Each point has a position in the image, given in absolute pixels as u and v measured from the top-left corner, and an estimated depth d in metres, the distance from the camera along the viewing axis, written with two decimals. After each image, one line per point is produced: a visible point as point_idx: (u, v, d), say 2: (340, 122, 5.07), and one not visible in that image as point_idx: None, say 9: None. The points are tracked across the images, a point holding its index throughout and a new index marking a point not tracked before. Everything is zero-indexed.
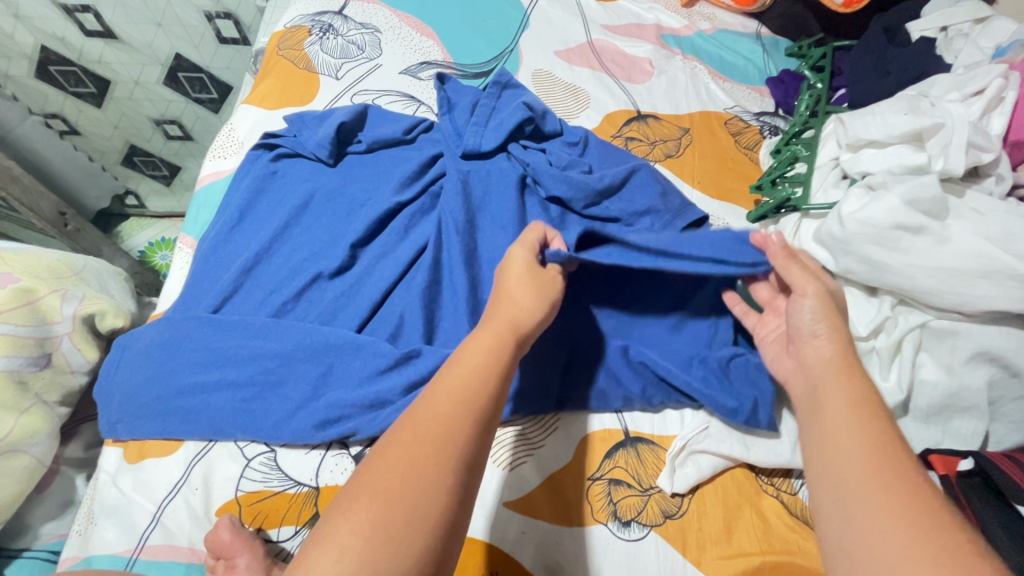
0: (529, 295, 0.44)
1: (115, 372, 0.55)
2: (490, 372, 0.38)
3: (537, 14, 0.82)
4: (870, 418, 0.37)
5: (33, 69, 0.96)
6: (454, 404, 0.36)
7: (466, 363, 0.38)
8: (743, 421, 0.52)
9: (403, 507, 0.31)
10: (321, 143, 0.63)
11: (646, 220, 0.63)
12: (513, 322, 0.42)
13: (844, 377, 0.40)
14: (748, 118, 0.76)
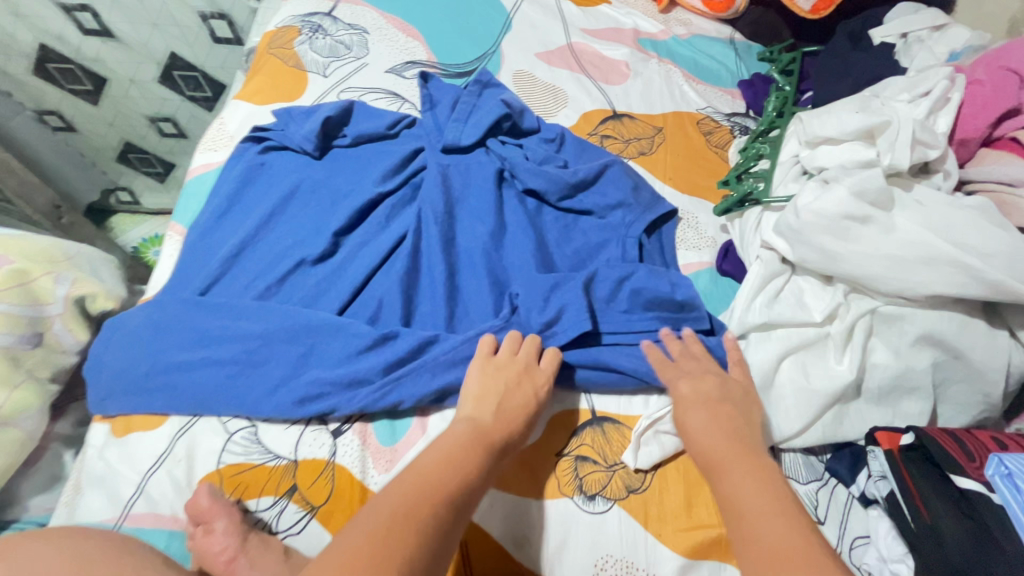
0: (523, 414, 0.49)
1: (106, 351, 0.57)
2: (456, 465, 0.43)
3: (520, 18, 0.86)
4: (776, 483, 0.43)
5: (31, 67, 0.98)
6: (431, 496, 0.40)
7: (442, 460, 0.43)
8: None
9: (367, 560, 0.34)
10: (306, 136, 0.66)
11: (618, 213, 0.66)
12: (486, 430, 0.47)
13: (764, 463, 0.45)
14: (719, 118, 0.79)
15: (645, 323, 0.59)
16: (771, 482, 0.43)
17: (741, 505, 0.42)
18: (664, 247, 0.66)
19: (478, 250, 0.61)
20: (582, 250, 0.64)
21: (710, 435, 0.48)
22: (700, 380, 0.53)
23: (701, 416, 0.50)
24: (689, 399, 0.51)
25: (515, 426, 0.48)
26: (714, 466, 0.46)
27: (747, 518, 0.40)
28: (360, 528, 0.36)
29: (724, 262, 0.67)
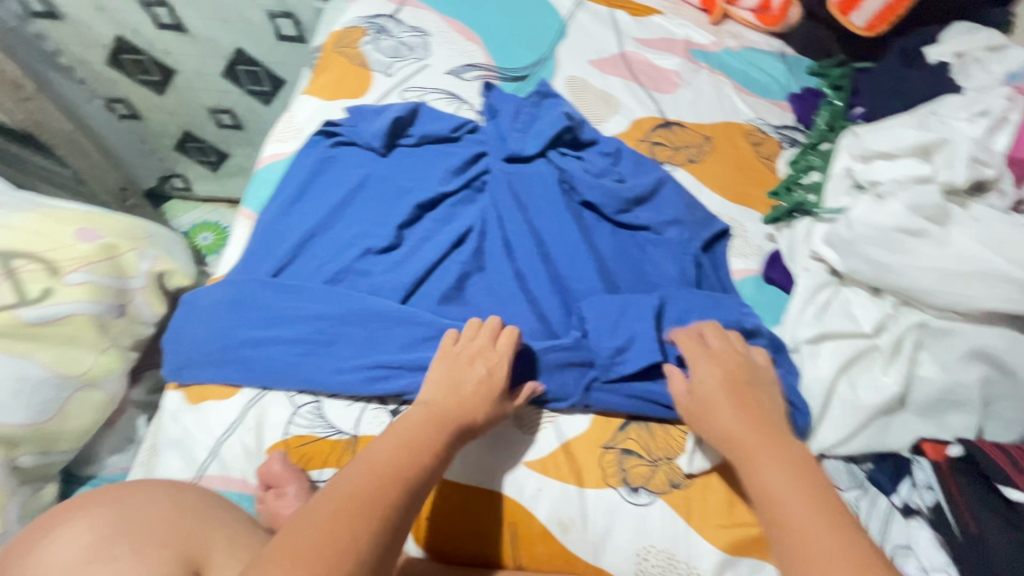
0: (480, 391, 0.51)
1: (186, 323, 0.61)
2: (416, 446, 0.45)
3: (574, 25, 0.88)
4: (787, 466, 0.44)
5: (106, 57, 1.07)
6: (378, 479, 0.42)
7: (394, 444, 0.45)
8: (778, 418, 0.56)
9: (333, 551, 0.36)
10: (375, 134, 0.70)
11: (674, 230, 0.68)
12: (444, 413, 0.49)
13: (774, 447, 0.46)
14: (768, 130, 0.81)
15: (694, 328, 0.60)
16: (802, 468, 0.44)
17: (776, 494, 0.43)
18: (718, 267, 0.68)
19: (534, 250, 0.65)
20: (635, 262, 0.67)
21: (738, 420, 0.49)
22: (719, 359, 0.54)
23: (732, 413, 0.49)
24: (715, 384, 0.52)
25: (474, 405, 0.50)
26: (743, 451, 0.47)
27: (783, 515, 0.41)
28: (318, 517, 0.38)
29: (771, 270, 0.68)
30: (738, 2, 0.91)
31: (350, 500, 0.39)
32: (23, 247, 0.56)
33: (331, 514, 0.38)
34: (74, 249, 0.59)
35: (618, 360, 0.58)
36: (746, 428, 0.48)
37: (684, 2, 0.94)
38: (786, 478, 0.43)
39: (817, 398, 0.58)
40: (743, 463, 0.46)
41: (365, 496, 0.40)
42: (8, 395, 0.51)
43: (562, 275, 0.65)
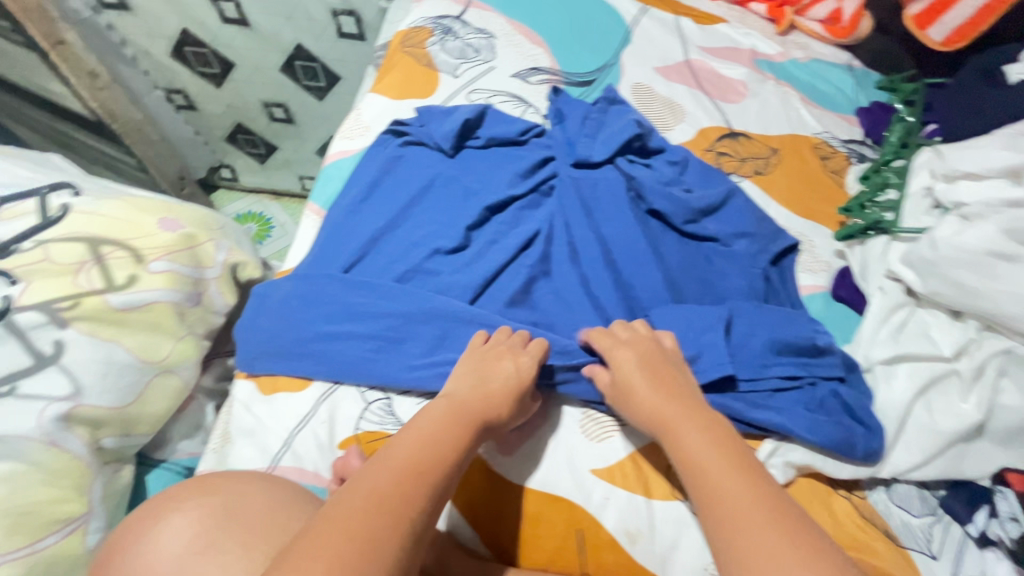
0: (508, 390, 0.51)
1: (261, 316, 0.62)
2: (437, 437, 0.45)
3: (639, 31, 0.88)
4: (734, 455, 0.45)
5: (170, 49, 1.09)
6: (412, 479, 0.41)
7: (422, 440, 0.44)
8: (855, 441, 0.55)
9: (368, 544, 0.36)
10: (445, 135, 0.71)
11: (743, 242, 0.68)
12: (472, 408, 0.49)
13: (710, 431, 0.47)
14: (836, 144, 0.79)
15: (765, 342, 0.59)
16: (726, 444, 0.46)
17: (702, 469, 0.45)
18: (786, 281, 0.67)
19: (599, 256, 0.65)
20: (703, 274, 0.66)
21: (658, 398, 0.51)
22: (639, 348, 0.54)
23: (650, 393, 0.51)
24: (630, 362, 0.53)
25: (504, 405, 0.51)
26: (666, 424, 0.49)
27: (715, 488, 0.43)
28: (350, 506, 0.37)
29: (839, 287, 0.67)
30: (807, 13, 0.89)
31: (386, 501, 0.39)
32: (109, 235, 0.58)
33: (365, 514, 0.37)
34: (157, 238, 0.60)
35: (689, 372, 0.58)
36: (683, 411, 0.49)
37: (749, 12, 0.93)
38: (731, 468, 0.44)
39: (891, 420, 0.57)
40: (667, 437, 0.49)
41: (403, 497, 0.39)
42: (95, 378, 0.53)
43: (629, 283, 0.64)
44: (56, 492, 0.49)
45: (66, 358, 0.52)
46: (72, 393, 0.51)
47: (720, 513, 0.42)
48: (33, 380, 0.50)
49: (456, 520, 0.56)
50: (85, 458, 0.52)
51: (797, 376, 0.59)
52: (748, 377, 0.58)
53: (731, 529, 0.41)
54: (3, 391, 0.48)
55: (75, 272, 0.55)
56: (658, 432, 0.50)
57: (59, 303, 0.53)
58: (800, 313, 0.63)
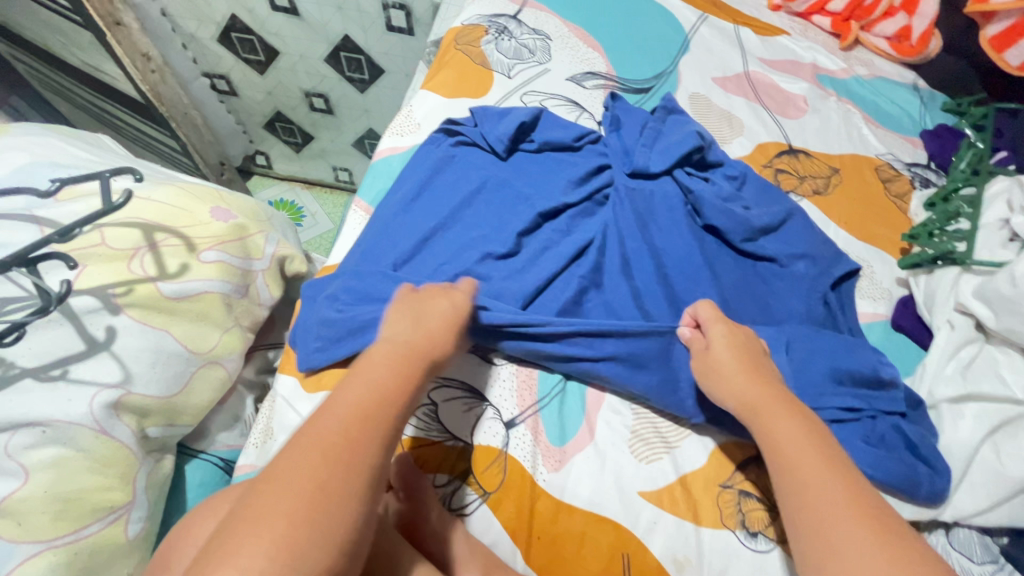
0: (446, 320, 0.49)
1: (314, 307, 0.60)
2: (379, 379, 0.42)
3: (697, 40, 0.86)
4: (821, 444, 0.44)
5: (218, 34, 1.09)
6: (354, 427, 0.39)
7: (362, 383, 0.42)
8: (919, 480, 0.52)
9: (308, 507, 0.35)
10: (499, 137, 0.69)
11: (802, 264, 0.65)
12: (417, 345, 0.46)
13: (799, 418, 0.47)
14: (899, 167, 0.76)
15: (825, 371, 0.57)
16: (820, 438, 0.45)
17: (789, 462, 0.44)
18: (845, 308, 0.65)
19: (652, 270, 0.63)
20: (760, 295, 0.64)
21: (746, 382, 0.50)
22: (734, 334, 0.54)
23: (743, 378, 0.50)
24: (723, 346, 0.53)
25: (441, 337, 0.48)
26: (755, 408, 0.48)
27: (799, 475, 0.43)
28: (288, 470, 0.36)
29: (900, 316, 0.64)
30: (873, 29, 0.87)
31: (333, 456, 0.37)
32: (163, 222, 0.57)
33: (306, 474, 0.36)
34: (210, 227, 0.60)
35: None
36: (772, 397, 0.48)
37: (811, 24, 0.90)
38: (819, 458, 0.43)
39: (957, 460, 0.54)
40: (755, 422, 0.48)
41: (349, 448, 0.37)
42: (145, 367, 0.52)
43: (684, 300, 0.62)
44: (102, 480, 0.49)
45: (117, 345, 0.51)
46: (122, 380, 0.51)
47: (799, 501, 0.42)
48: (85, 365, 0.49)
49: (495, 529, 0.52)
50: (131, 446, 0.51)
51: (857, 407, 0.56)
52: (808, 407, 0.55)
53: (812, 516, 0.41)
54: (56, 374, 0.48)
55: (129, 258, 0.54)
56: (746, 418, 0.49)
57: (114, 288, 0.52)
58: (861, 341, 0.61)
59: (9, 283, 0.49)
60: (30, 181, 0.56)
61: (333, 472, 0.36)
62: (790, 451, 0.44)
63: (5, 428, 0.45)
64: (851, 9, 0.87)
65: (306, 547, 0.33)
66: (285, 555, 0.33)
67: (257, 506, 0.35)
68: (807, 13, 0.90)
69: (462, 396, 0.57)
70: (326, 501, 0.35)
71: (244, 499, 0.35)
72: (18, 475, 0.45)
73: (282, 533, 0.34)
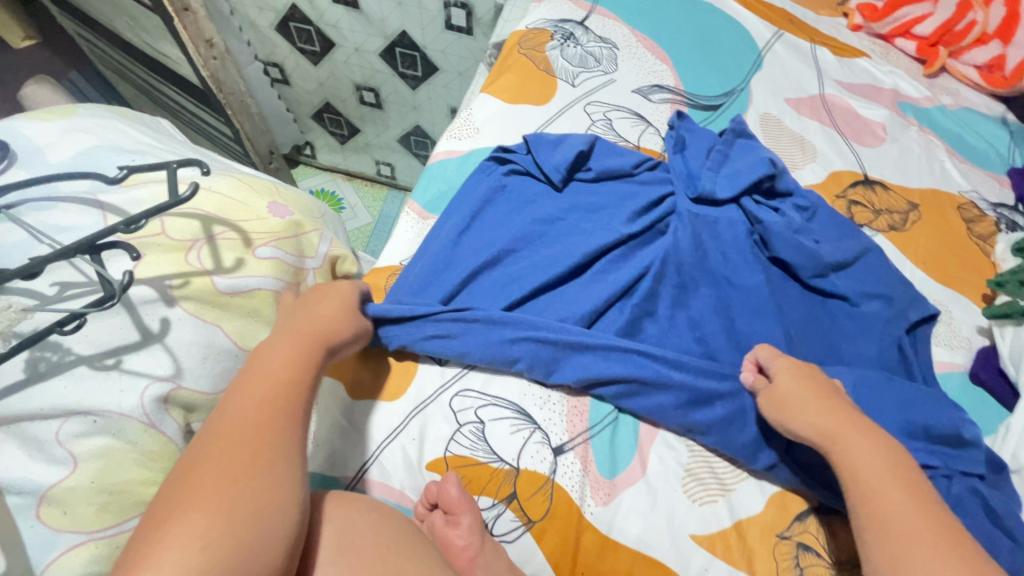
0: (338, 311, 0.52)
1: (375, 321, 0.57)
2: (287, 370, 0.44)
3: (771, 57, 0.82)
4: (901, 475, 0.44)
5: (277, 22, 1.10)
6: (268, 416, 0.40)
7: (269, 374, 0.43)
8: (998, 552, 0.48)
9: (236, 495, 0.35)
10: (556, 167, 0.66)
11: (875, 304, 0.61)
12: (315, 332, 0.49)
13: (882, 449, 0.46)
14: (984, 207, 0.71)
15: (899, 424, 0.53)
16: (900, 468, 0.44)
17: (871, 487, 0.44)
18: (920, 355, 0.60)
19: (713, 300, 0.60)
20: (828, 334, 0.60)
21: (820, 410, 0.48)
22: (799, 367, 0.52)
23: (818, 414, 0.48)
24: (790, 381, 0.51)
25: (337, 325, 0.52)
26: (832, 436, 0.47)
27: (884, 509, 0.42)
28: (206, 466, 0.36)
29: (981, 368, 0.60)
30: (962, 56, 0.82)
31: (249, 446, 0.38)
32: (222, 214, 0.57)
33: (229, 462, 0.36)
34: (267, 223, 0.59)
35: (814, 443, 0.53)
36: (850, 423, 0.47)
37: (894, 47, 0.86)
38: (902, 492, 0.43)
39: None
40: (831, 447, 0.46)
41: (261, 440, 0.39)
42: (195, 361, 0.51)
43: (746, 334, 0.59)
44: (146, 474, 0.48)
45: (170, 337, 0.50)
46: (173, 374, 0.50)
47: (885, 534, 0.41)
48: (138, 356, 0.49)
49: (538, 561, 0.50)
50: (177, 441, 0.51)
51: (933, 465, 0.52)
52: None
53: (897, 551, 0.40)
54: (110, 363, 0.48)
55: (188, 249, 0.53)
56: (823, 443, 0.47)
57: (171, 280, 0.52)
58: (938, 393, 0.57)
59: (70, 268, 0.49)
60: (96, 165, 0.55)
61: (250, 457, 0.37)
62: (873, 483, 0.44)
63: (58, 415, 0.45)
64: (939, 35, 0.82)
65: (249, 530, 0.34)
66: (228, 547, 0.33)
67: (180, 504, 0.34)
68: (891, 35, 0.86)
69: (510, 415, 0.55)
70: (246, 483, 0.36)
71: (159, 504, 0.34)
72: (66, 463, 0.45)
73: (217, 522, 0.34)
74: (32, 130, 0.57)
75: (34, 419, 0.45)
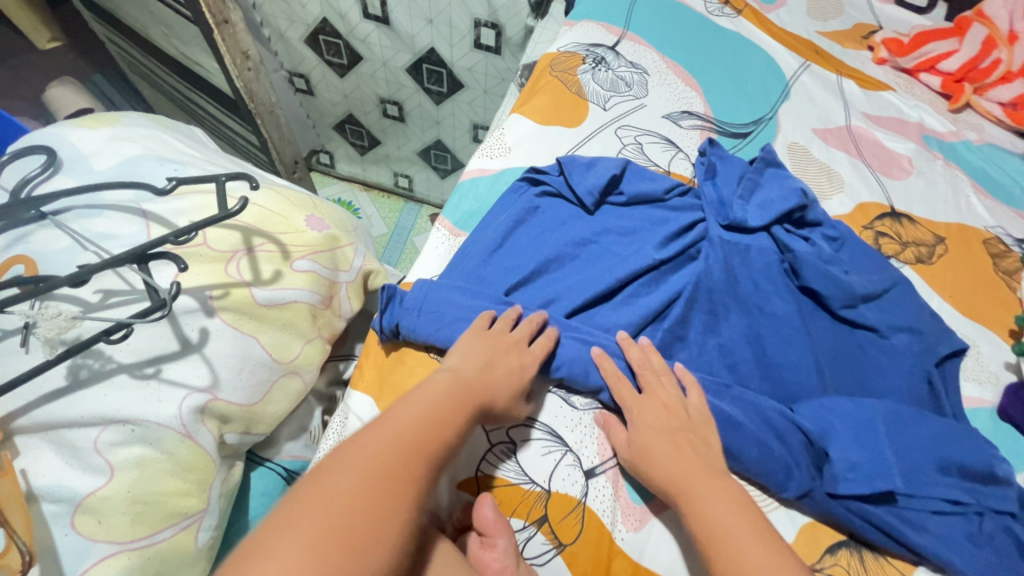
0: (499, 378, 0.51)
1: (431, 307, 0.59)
2: (439, 420, 0.44)
3: (799, 88, 0.83)
4: (738, 506, 0.46)
5: (307, 35, 1.11)
6: (404, 457, 0.40)
7: (420, 417, 0.43)
8: None
9: (353, 527, 0.34)
10: (590, 190, 0.67)
11: (904, 337, 0.62)
12: (473, 391, 0.48)
13: (716, 484, 0.47)
14: (1010, 242, 0.72)
15: (929, 459, 0.54)
16: (738, 502, 0.46)
17: (716, 530, 0.44)
18: (949, 388, 0.61)
19: (743, 328, 0.61)
20: (857, 365, 0.61)
21: (671, 452, 0.49)
22: (655, 405, 0.52)
23: (664, 450, 0.49)
24: (650, 428, 0.51)
25: (497, 386, 0.51)
26: (679, 485, 0.47)
27: (727, 545, 0.43)
28: (340, 485, 0.36)
29: (1009, 405, 0.60)
30: (986, 93, 0.84)
31: (379, 480, 0.37)
32: (261, 226, 0.57)
33: (352, 491, 0.36)
34: (305, 235, 0.60)
35: (846, 475, 0.53)
36: (694, 469, 0.48)
37: (918, 81, 0.87)
38: (741, 523, 0.44)
39: None
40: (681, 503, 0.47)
41: (391, 477, 0.38)
42: (232, 372, 0.52)
43: (777, 363, 0.59)
44: (182, 484, 0.48)
45: (209, 348, 0.51)
46: (210, 385, 0.50)
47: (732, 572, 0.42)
48: (177, 365, 0.49)
49: None
50: (211, 452, 0.51)
51: (963, 501, 0.52)
52: (905, 493, 0.52)
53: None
54: (149, 372, 0.48)
55: (228, 260, 0.54)
56: (671, 495, 0.48)
57: (211, 290, 0.52)
58: (967, 427, 0.57)
59: (115, 276, 0.49)
60: (140, 174, 0.56)
61: (371, 493, 0.36)
62: (713, 524, 0.45)
63: (97, 422, 0.45)
64: (964, 71, 0.85)
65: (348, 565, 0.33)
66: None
67: (299, 518, 0.34)
68: (915, 70, 0.87)
69: (541, 437, 0.55)
70: (365, 518, 0.35)
71: (283, 511, 0.35)
72: (103, 472, 0.45)
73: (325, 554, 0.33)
74: (77, 136, 0.57)
75: (74, 427, 0.45)
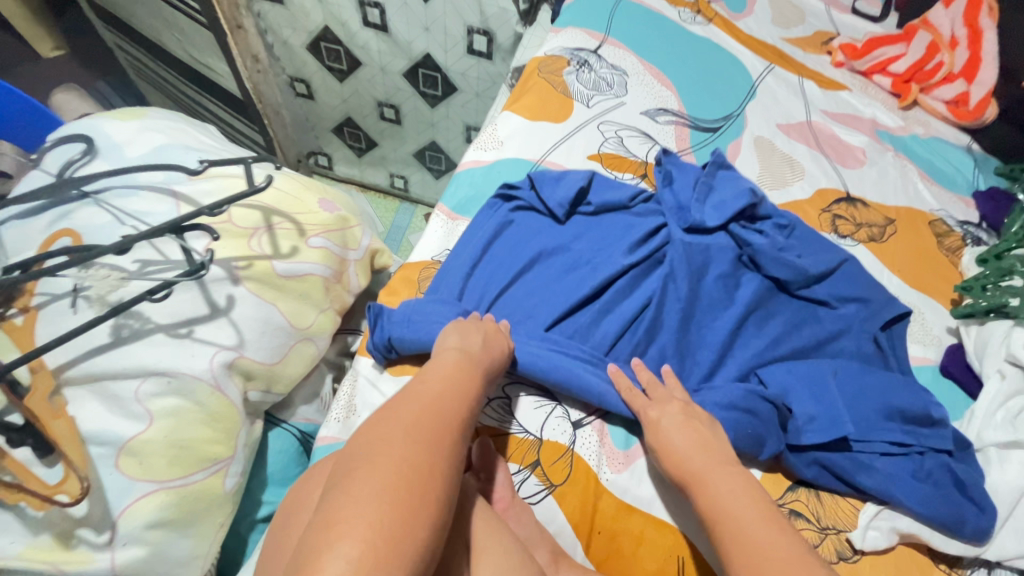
0: (492, 351, 0.56)
1: (414, 318, 0.63)
2: (454, 388, 0.48)
3: (764, 87, 0.91)
4: (751, 491, 0.48)
5: (309, 42, 1.18)
6: (434, 421, 0.43)
7: (439, 390, 0.47)
8: (961, 518, 0.55)
9: (409, 483, 0.37)
10: (560, 203, 0.72)
11: (854, 305, 0.69)
12: (473, 362, 0.53)
13: (732, 470, 0.50)
14: (952, 223, 0.81)
15: (876, 407, 0.61)
16: (753, 492, 0.48)
17: (728, 510, 0.47)
18: (896, 349, 0.68)
19: (713, 297, 0.68)
20: (815, 329, 0.68)
21: (686, 440, 0.53)
22: (668, 404, 0.57)
23: (681, 436, 0.53)
24: (672, 420, 0.55)
25: (493, 359, 0.55)
26: (698, 475, 0.50)
27: (737, 523, 0.45)
28: (388, 449, 0.39)
29: (949, 363, 0.68)
30: (931, 92, 0.93)
31: (420, 442, 0.41)
32: (279, 207, 0.64)
33: (399, 454, 0.39)
34: (318, 216, 0.67)
35: (805, 424, 0.59)
36: (710, 458, 0.51)
37: (872, 82, 0.96)
38: (752, 504, 0.47)
39: (1002, 501, 0.57)
40: (697, 490, 0.50)
41: (428, 438, 0.41)
42: (255, 335, 0.57)
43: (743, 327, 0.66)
44: (212, 433, 0.53)
45: (235, 312, 0.56)
46: (236, 344, 0.56)
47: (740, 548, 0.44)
48: (208, 327, 0.55)
49: (561, 521, 0.55)
50: (236, 405, 0.56)
51: (907, 444, 0.59)
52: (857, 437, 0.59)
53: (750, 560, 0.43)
54: (183, 332, 0.53)
55: (250, 236, 0.60)
56: (686, 483, 0.51)
57: (237, 261, 0.58)
58: (911, 381, 0.64)
59: (151, 248, 0.55)
60: (169, 160, 0.62)
61: (418, 453, 0.40)
62: (725, 504, 0.47)
63: (137, 374, 0.50)
64: (911, 72, 0.94)
65: (411, 516, 0.35)
66: (391, 529, 0.34)
67: (358, 485, 0.36)
68: (869, 72, 0.96)
69: (534, 393, 0.61)
70: (417, 476, 0.38)
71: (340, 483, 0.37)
72: (142, 419, 0.50)
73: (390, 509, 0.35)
74: (111, 127, 0.63)
75: (116, 379, 0.50)
